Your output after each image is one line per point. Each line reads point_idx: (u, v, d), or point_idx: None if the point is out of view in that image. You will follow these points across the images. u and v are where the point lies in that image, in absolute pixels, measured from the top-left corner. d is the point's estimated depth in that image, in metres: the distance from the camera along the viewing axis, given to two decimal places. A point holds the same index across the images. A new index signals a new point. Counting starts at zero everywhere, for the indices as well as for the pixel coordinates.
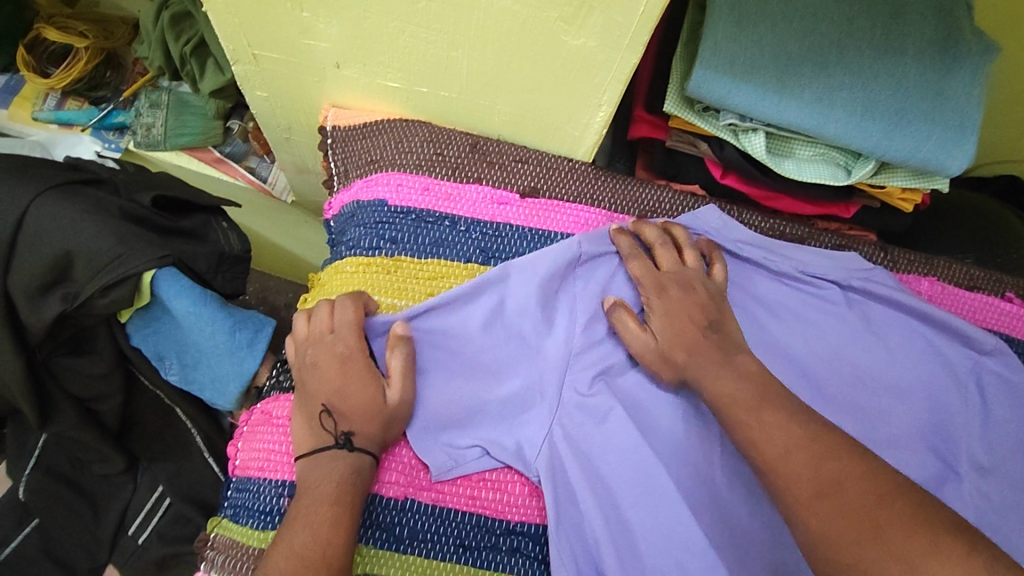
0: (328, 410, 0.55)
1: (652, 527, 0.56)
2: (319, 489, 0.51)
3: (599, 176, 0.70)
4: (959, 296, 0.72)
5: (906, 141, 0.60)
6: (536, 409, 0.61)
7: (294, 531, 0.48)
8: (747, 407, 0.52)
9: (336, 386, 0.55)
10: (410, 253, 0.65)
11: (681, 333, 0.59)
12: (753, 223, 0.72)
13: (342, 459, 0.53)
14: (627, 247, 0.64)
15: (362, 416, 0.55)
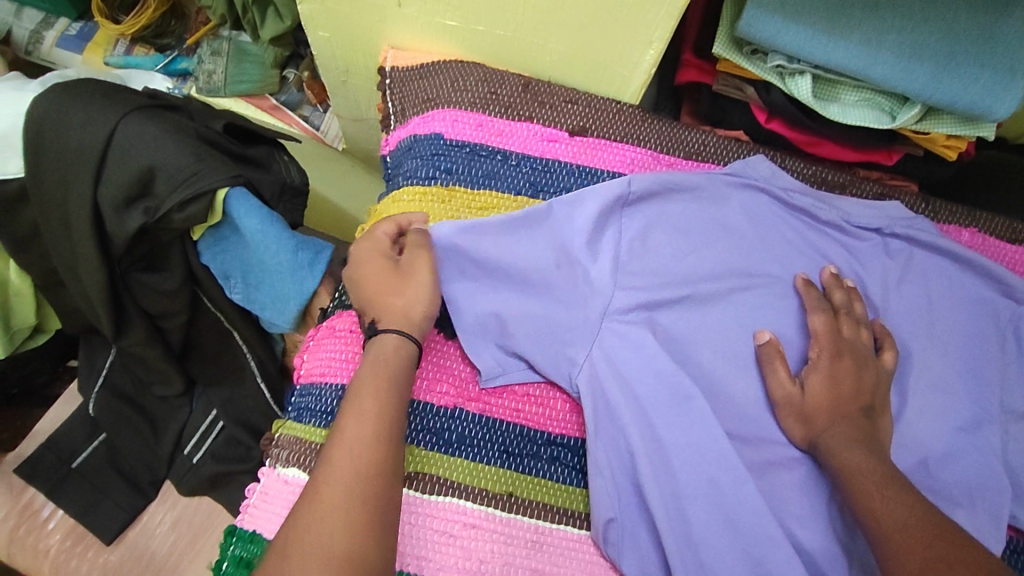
0: (361, 308, 0.61)
1: (686, 445, 0.59)
2: (367, 382, 0.54)
3: (646, 118, 0.73)
4: (1001, 248, 0.73)
5: (954, 84, 0.61)
6: (580, 332, 0.63)
7: (348, 439, 0.50)
8: (872, 482, 0.54)
9: (366, 285, 0.60)
10: (464, 183, 0.68)
11: (830, 400, 0.60)
12: (797, 170, 0.74)
13: (388, 366, 0.55)
14: (813, 299, 0.65)
15: (387, 306, 0.59)
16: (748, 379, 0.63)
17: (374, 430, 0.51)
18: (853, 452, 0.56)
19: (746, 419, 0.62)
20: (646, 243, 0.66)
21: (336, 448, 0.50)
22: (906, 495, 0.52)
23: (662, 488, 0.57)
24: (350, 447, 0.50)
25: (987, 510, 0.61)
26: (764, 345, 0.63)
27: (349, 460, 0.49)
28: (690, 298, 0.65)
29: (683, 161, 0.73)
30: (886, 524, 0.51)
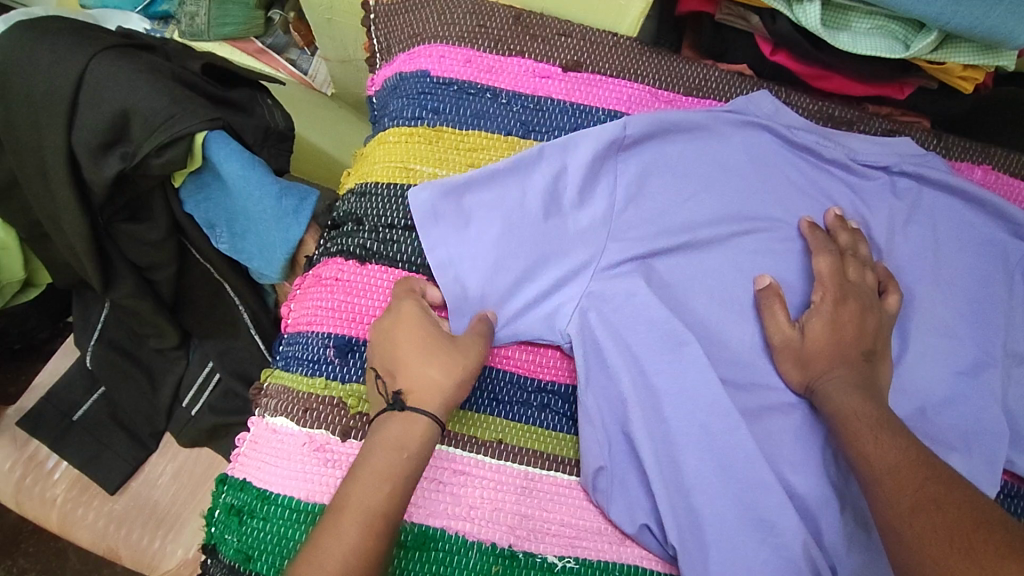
0: (387, 377, 0.53)
1: (678, 391, 0.57)
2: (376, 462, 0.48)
3: (643, 51, 0.69)
4: (1014, 186, 0.70)
5: (974, 8, 0.57)
6: (570, 284, 0.61)
7: (336, 542, 0.44)
8: (868, 426, 0.52)
9: (398, 343, 0.54)
10: (451, 124, 0.65)
11: (829, 346, 0.58)
12: (802, 105, 0.70)
13: (406, 450, 0.49)
14: (816, 242, 0.63)
15: (425, 379, 0.52)
16: (745, 326, 0.61)
17: (403, 482, 0.48)
18: (850, 396, 0.55)
19: (742, 364, 0.60)
20: (641, 189, 0.64)
21: (355, 496, 0.47)
22: (898, 435, 0.51)
23: (654, 432, 0.57)
24: (375, 497, 0.47)
25: (984, 454, 0.60)
26: (763, 290, 0.61)
27: (366, 513, 0.46)
28: (687, 242, 0.62)
29: (682, 97, 0.69)
30: (877, 466, 0.50)
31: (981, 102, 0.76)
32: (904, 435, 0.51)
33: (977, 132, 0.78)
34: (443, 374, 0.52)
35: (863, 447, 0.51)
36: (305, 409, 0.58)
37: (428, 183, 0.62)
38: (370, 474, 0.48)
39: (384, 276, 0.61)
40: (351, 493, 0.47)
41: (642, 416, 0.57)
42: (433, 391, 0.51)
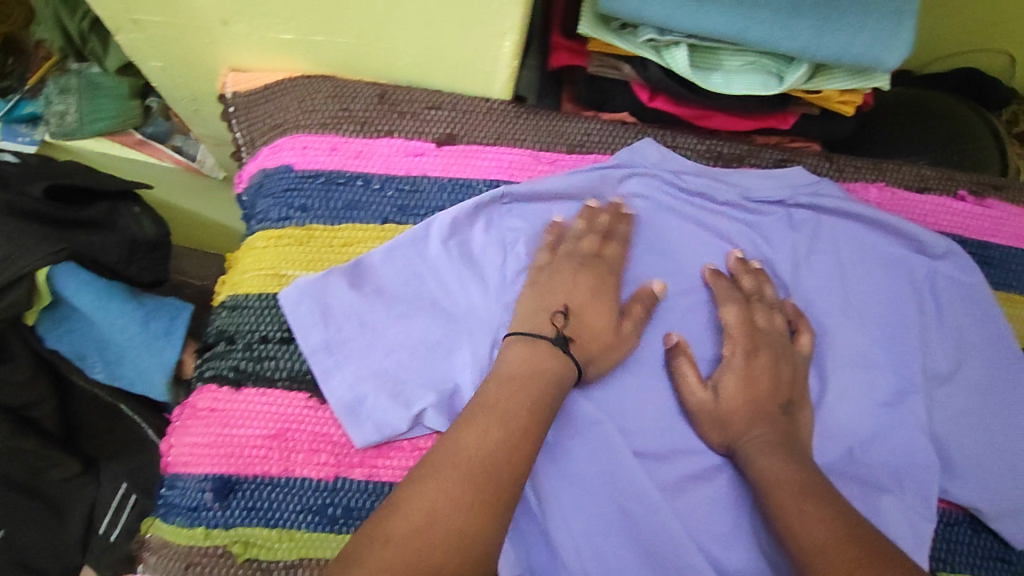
0: (565, 313, 0.56)
1: (594, 475, 0.53)
2: (513, 392, 0.49)
3: (520, 115, 0.65)
4: (910, 201, 0.68)
5: (838, 38, 0.55)
6: (460, 357, 0.58)
7: (454, 465, 0.44)
8: (795, 492, 0.49)
9: (576, 292, 0.57)
10: (322, 220, 0.60)
11: (746, 402, 0.55)
12: (690, 147, 0.67)
13: (528, 382, 0.50)
14: (723, 290, 0.60)
15: (598, 333, 0.56)
16: (659, 393, 0.58)
17: (511, 438, 0.46)
18: (774, 458, 0.51)
19: (665, 434, 0.56)
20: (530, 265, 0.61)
21: (460, 444, 0.45)
22: (824, 506, 0.47)
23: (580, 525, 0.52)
24: (464, 467, 0.44)
25: (917, 490, 0.57)
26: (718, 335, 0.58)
27: (466, 455, 0.45)
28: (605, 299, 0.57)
29: (567, 156, 0.65)
30: (812, 541, 0.45)
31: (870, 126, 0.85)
32: (831, 506, 0.47)
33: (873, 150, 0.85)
34: (610, 336, 0.56)
35: (788, 515, 0.48)
36: (186, 565, 0.51)
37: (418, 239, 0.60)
38: (435, 479, 0.43)
39: (262, 400, 0.55)
40: (459, 434, 0.46)
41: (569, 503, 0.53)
42: (527, 368, 0.51)
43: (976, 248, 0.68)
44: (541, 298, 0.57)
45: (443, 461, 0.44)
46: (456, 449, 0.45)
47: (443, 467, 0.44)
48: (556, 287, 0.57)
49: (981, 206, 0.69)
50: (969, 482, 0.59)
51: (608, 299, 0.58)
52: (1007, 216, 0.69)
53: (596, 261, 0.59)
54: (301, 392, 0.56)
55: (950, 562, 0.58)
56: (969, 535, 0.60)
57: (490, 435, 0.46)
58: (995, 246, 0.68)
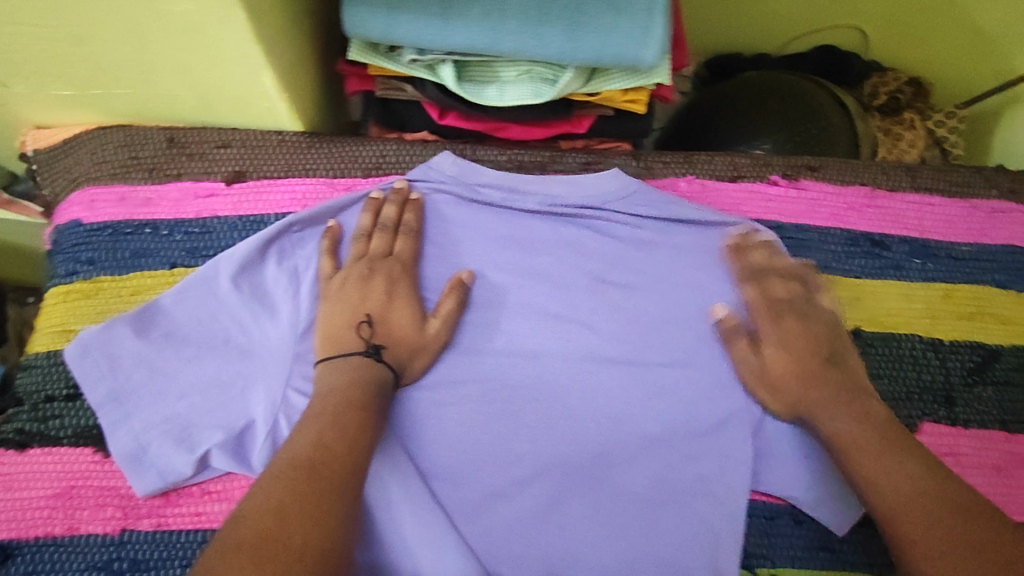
0: (370, 321, 0.56)
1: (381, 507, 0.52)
2: (341, 394, 0.51)
3: (313, 143, 0.65)
4: (720, 191, 0.67)
5: (590, 39, 0.54)
6: (252, 397, 0.57)
7: (289, 465, 0.44)
8: None
9: (375, 300, 0.57)
10: (109, 271, 0.61)
11: (787, 361, 0.57)
12: (491, 159, 0.66)
13: (351, 390, 0.51)
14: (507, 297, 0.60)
15: (400, 334, 0.57)
16: (458, 408, 0.57)
17: (343, 434, 0.47)
18: (850, 420, 0.53)
19: (460, 454, 0.56)
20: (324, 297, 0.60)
21: (292, 450, 0.46)
22: (904, 460, 0.49)
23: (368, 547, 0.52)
24: (298, 468, 0.44)
25: (725, 487, 0.56)
26: (723, 323, 0.59)
27: (299, 455, 0.45)
28: (401, 307, 0.58)
29: (362, 180, 0.65)
30: (895, 500, 0.48)
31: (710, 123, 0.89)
32: (919, 460, 0.49)
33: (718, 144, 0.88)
34: (415, 337, 0.57)
35: (864, 468, 0.50)
36: None
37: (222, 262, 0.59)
38: (270, 481, 0.43)
39: (47, 460, 0.56)
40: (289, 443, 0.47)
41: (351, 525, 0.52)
42: (347, 377, 0.53)
43: (791, 232, 0.66)
44: (349, 308, 0.57)
45: (278, 464, 0.45)
46: (289, 455, 0.46)
47: (277, 470, 0.44)
48: (347, 301, 0.57)
49: (796, 189, 0.67)
50: (784, 467, 0.58)
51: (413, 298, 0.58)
52: (824, 196, 0.67)
53: (386, 261, 0.59)
54: (84, 448, 0.56)
55: (771, 556, 0.58)
56: (791, 527, 0.59)
57: (323, 439, 0.47)
58: (811, 228, 0.66)
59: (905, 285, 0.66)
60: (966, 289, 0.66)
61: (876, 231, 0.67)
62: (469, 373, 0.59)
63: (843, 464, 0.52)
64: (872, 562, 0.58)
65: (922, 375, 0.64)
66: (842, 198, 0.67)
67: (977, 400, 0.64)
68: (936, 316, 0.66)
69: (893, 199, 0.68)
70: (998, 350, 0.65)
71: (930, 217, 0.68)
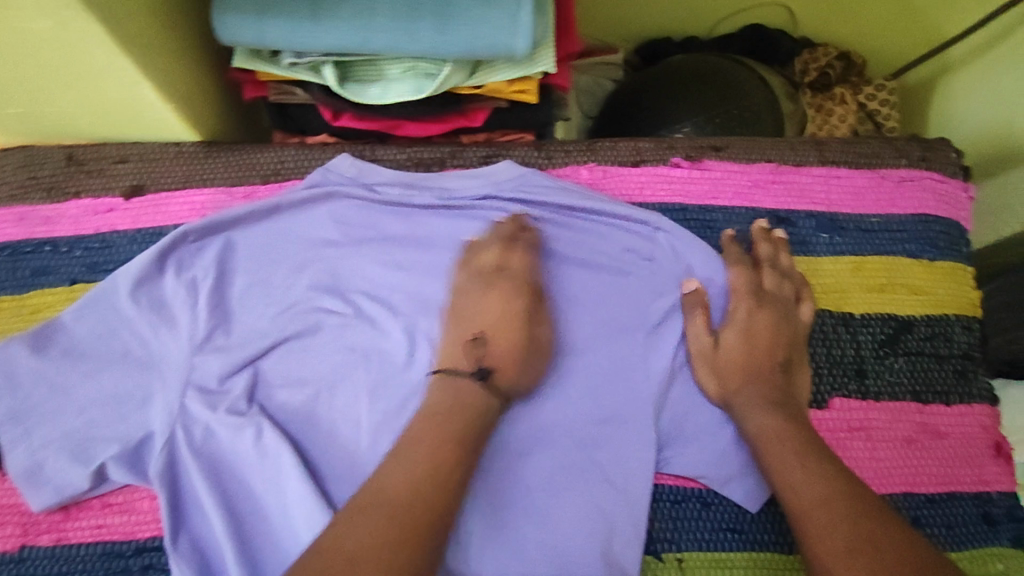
0: (481, 334, 0.57)
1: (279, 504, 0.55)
2: (449, 421, 0.51)
3: (210, 153, 0.65)
4: (623, 176, 0.66)
5: (461, 32, 0.54)
6: (152, 409, 0.57)
7: (388, 508, 0.45)
8: None
9: (489, 318, 0.57)
10: (10, 291, 0.61)
11: (752, 350, 0.59)
12: (390, 158, 0.66)
13: (448, 412, 0.52)
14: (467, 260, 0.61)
15: (518, 340, 0.57)
16: (358, 405, 0.59)
17: (440, 471, 0.48)
18: (768, 416, 0.56)
19: (366, 459, 0.57)
20: (225, 304, 0.61)
21: (390, 491, 0.46)
22: (812, 458, 0.52)
23: (246, 551, 0.54)
24: (400, 516, 0.44)
25: (622, 476, 0.57)
26: (689, 294, 0.61)
27: (399, 497, 0.45)
28: (520, 317, 0.58)
29: (261, 186, 0.65)
30: (807, 499, 0.49)
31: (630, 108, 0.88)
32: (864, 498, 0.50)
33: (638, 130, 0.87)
34: (521, 355, 0.56)
35: (776, 463, 0.53)
36: None
37: (120, 274, 0.59)
38: (375, 526, 0.43)
39: None
40: (383, 480, 0.47)
41: (230, 530, 0.54)
42: (456, 401, 0.53)
43: (696, 214, 0.66)
44: (459, 329, 0.57)
45: (377, 507, 0.45)
46: (368, 500, 0.46)
47: (377, 513, 0.44)
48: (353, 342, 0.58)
49: (699, 169, 0.67)
50: (687, 449, 0.59)
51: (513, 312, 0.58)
52: (728, 174, 0.67)
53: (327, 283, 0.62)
54: None
55: (677, 541, 0.58)
56: (698, 509, 0.59)
57: (422, 481, 0.47)
58: (716, 208, 0.66)
59: (812, 260, 0.65)
60: (876, 262, 0.66)
61: (782, 208, 0.66)
62: (367, 375, 0.60)
63: (760, 457, 0.55)
64: (779, 540, 0.59)
65: (832, 351, 0.63)
66: (748, 175, 0.67)
67: (888, 373, 0.63)
68: (846, 290, 0.65)
69: (799, 173, 0.67)
70: (910, 321, 0.65)
71: (837, 189, 0.67)
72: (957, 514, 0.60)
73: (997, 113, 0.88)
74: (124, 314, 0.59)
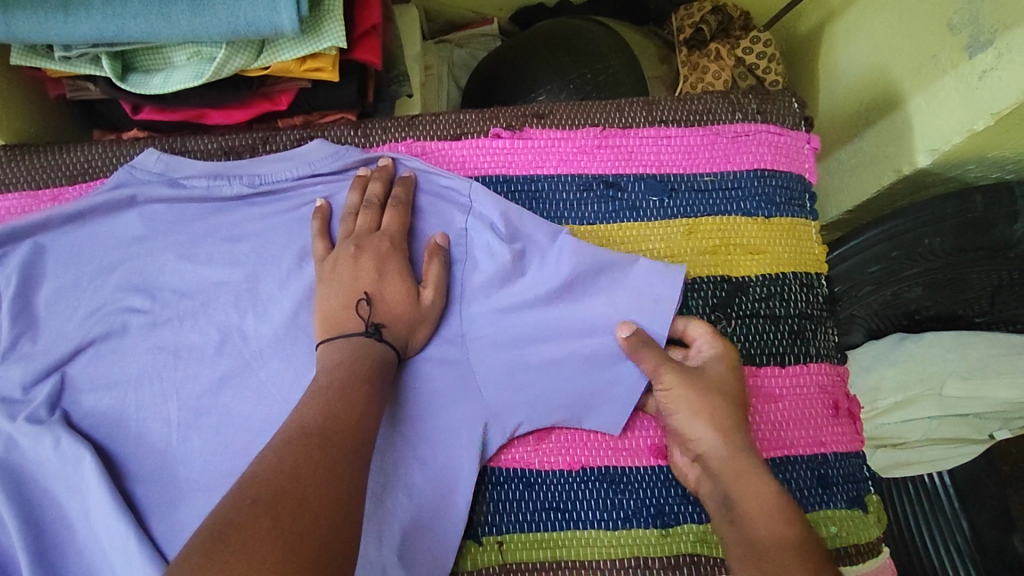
0: (368, 299, 0.54)
1: (84, 512, 0.52)
2: (355, 386, 0.48)
3: (14, 157, 0.62)
4: (443, 151, 0.64)
5: (220, 12, 0.51)
6: None
7: (290, 481, 0.40)
8: (308, 468, 0.41)
9: (371, 275, 0.55)
10: None
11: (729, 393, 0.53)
12: (200, 148, 0.63)
13: (350, 371, 0.49)
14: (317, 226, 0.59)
15: (393, 307, 0.55)
16: (166, 405, 0.56)
17: (349, 441, 0.45)
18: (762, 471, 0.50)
19: (176, 456, 0.55)
20: (29, 309, 0.58)
21: (280, 462, 0.41)
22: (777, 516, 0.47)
23: (46, 561, 0.51)
24: (300, 486, 0.40)
25: (439, 465, 0.55)
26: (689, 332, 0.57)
27: (284, 471, 0.41)
28: (395, 282, 0.56)
29: (68, 188, 0.63)
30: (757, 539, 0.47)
31: (489, 77, 0.86)
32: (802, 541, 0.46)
33: (497, 99, 0.85)
34: (412, 308, 0.56)
35: (735, 497, 0.49)
36: None
37: None
38: (289, 504, 0.39)
39: None
40: (259, 461, 0.42)
41: (27, 541, 0.51)
42: (349, 367, 0.50)
43: (518, 185, 0.64)
44: (343, 292, 0.55)
45: (269, 480, 0.40)
46: (315, 457, 0.42)
47: (279, 484, 0.40)
48: (330, 302, 0.55)
49: (520, 139, 0.65)
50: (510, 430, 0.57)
51: (368, 277, 0.55)
52: (551, 142, 0.65)
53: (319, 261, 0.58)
54: None
55: (499, 523, 0.56)
56: (521, 490, 0.56)
57: (310, 452, 0.43)
58: (540, 177, 0.64)
59: (642, 224, 0.63)
60: (709, 222, 0.63)
61: (610, 172, 0.64)
62: (175, 370, 0.57)
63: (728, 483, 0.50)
64: (605, 517, 0.56)
65: None
66: (572, 141, 0.65)
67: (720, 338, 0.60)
68: (675, 254, 0.63)
69: (626, 136, 0.65)
70: (742, 283, 0.62)
71: (666, 150, 0.65)
72: (790, 479, 0.57)
73: (870, 60, 0.84)
74: None
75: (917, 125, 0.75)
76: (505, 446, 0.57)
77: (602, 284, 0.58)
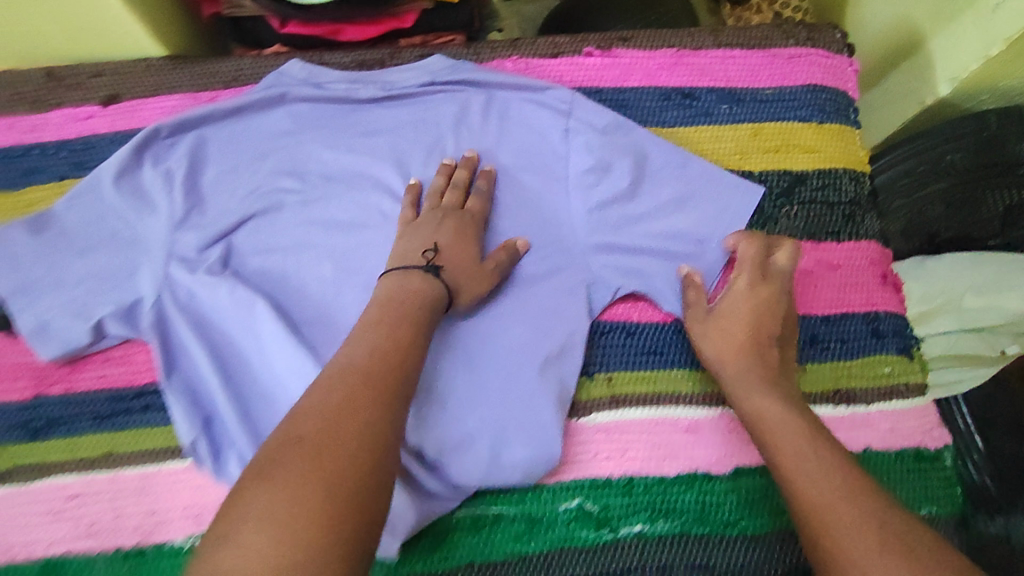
0: (434, 251, 0.59)
1: (257, 347, 0.62)
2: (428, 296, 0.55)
3: (175, 66, 0.72)
4: (543, 66, 0.75)
5: None
6: (141, 271, 0.65)
7: (369, 371, 0.46)
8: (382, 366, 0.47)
9: None
10: (6, 188, 0.69)
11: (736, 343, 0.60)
12: (336, 60, 0.74)
13: (421, 284, 0.56)
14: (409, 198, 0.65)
15: None
16: (321, 265, 0.66)
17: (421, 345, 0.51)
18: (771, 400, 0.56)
19: (332, 306, 0.65)
20: (195, 187, 0.68)
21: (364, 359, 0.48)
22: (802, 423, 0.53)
23: (232, 383, 0.62)
24: (382, 376, 0.46)
25: (558, 315, 0.64)
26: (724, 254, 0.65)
27: (363, 369, 0.47)
28: None
29: (223, 91, 0.72)
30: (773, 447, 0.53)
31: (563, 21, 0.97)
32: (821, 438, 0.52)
33: None
34: None
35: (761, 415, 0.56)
36: None
37: (105, 168, 0.67)
38: (367, 392, 0.45)
39: None
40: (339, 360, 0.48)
41: (216, 365, 0.62)
42: (426, 277, 0.56)
43: (608, 95, 0.74)
44: None
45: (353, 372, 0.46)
46: (392, 356, 0.48)
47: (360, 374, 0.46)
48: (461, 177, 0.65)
49: (609, 57, 0.75)
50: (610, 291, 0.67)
51: None
52: (635, 60, 0.75)
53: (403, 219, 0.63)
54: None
55: (606, 363, 0.65)
56: (622, 338, 0.66)
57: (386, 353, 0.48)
58: (627, 89, 0.75)
59: (715, 127, 0.74)
60: (772, 126, 0.74)
61: (686, 85, 0.75)
62: (325, 238, 0.67)
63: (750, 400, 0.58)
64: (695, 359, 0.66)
65: None
66: (653, 59, 0.75)
67: (786, 219, 0.71)
68: (745, 151, 0.73)
69: (699, 56, 0.76)
70: (802, 175, 0.73)
71: (733, 67, 0.76)
72: (849, 330, 0.67)
73: (894, 11, 0.96)
74: (114, 203, 0.67)
75: (938, 59, 0.87)
76: (609, 306, 0.67)
77: (681, 172, 0.69)
